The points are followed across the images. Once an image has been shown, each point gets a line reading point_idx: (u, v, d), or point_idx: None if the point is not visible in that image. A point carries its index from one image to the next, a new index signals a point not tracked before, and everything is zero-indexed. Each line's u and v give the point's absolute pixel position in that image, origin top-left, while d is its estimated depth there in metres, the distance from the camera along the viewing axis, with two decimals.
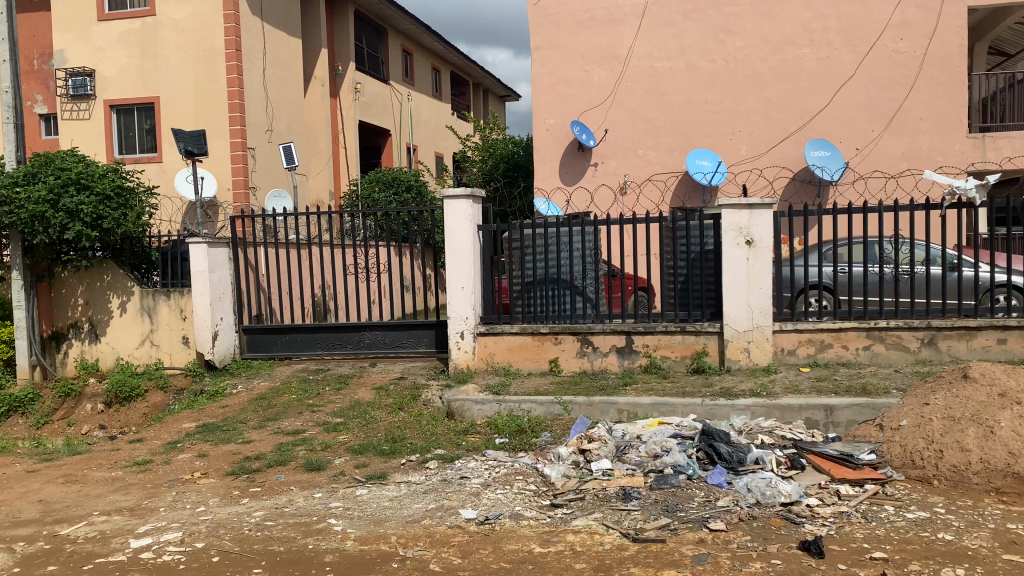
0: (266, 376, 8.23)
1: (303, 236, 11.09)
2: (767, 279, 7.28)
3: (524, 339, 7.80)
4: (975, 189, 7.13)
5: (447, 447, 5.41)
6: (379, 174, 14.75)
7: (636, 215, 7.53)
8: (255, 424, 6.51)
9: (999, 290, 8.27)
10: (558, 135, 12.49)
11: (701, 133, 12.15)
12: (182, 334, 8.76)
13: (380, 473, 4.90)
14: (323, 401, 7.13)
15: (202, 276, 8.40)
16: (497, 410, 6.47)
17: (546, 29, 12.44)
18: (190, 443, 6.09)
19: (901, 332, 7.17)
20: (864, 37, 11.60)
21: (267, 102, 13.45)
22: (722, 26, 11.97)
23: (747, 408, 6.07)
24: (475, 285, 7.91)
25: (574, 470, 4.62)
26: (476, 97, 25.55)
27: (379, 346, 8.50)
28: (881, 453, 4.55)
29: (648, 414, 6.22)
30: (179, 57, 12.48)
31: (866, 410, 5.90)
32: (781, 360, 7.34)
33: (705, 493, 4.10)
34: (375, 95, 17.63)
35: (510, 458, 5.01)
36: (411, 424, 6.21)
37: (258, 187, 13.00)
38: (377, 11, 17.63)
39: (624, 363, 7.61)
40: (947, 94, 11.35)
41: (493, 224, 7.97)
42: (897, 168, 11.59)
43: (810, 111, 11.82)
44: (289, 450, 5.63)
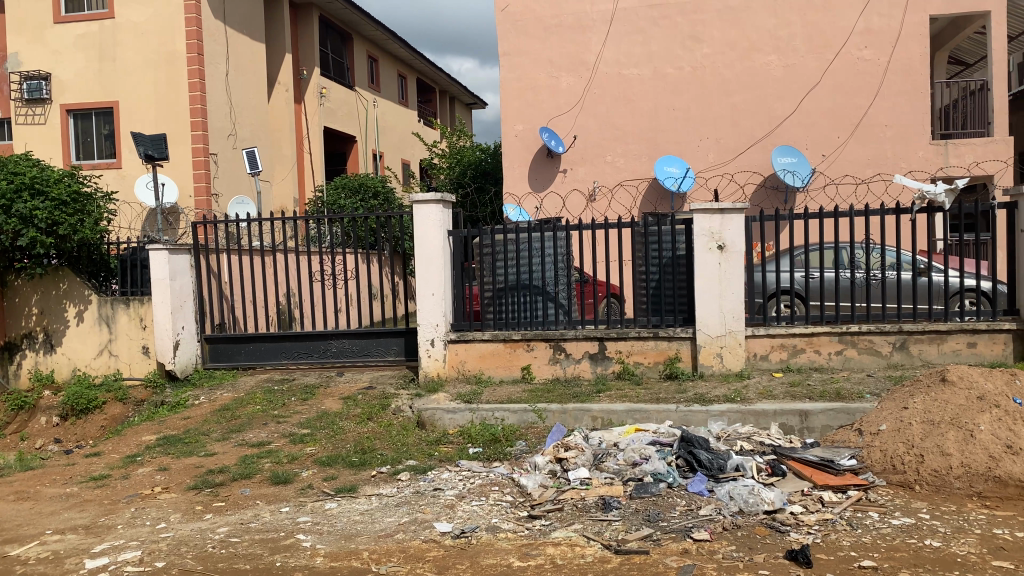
0: (229, 387, 7.99)
1: (267, 242, 10.86)
2: (738, 284, 7.22)
3: (495, 346, 7.67)
4: (945, 193, 7.09)
5: (419, 458, 5.26)
6: (345, 180, 14.54)
7: (608, 220, 7.46)
8: (218, 436, 6.30)
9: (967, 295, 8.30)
10: (526, 141, 12.41)
11: (669, 140, 12.15)
12: (143, 344, 8.48)
13: (349, 485, 4.73)
14: (289, 411, 6.93)
15: (163, 283, 8.16)
16: (469, 418, 6.34)
17: (513, 36, 12.39)
18: (149, 457, 5.86)
19: (873, 337, 7.16)
20: (830, 45, 11.68)
21: (230, 106, 13.18)
22: (689, 33, 11.99)
23: (723, 414, 6.02)
24: (445, 291, 7.77)
25: (552, 479, 4.50)
26: (442, 105, 25.44)
27: (346, 354, 8.31)
28: (862, 458, 4.49)
29: (622, 421, 6.15)
30: (138, 60, 12.19)
31: (841, 415, 5.87)
32: (754, 365, 7.30)
33: (686, 501, 4.00)
34: (340, 101, 17.42)
35: (484, 468, 4.87)
36: (381, 435, 6.04)
37: (221, 194, 12.73)
38: (343, 17, 17.45)
39: (597, 369, 7.53)
40: (911, 101, 11.46)
41: (464, 230, 7.84)
42: (863, 174, 11.67)
43: (777, 117, 11.87)
44: (254, 462, 5.43)
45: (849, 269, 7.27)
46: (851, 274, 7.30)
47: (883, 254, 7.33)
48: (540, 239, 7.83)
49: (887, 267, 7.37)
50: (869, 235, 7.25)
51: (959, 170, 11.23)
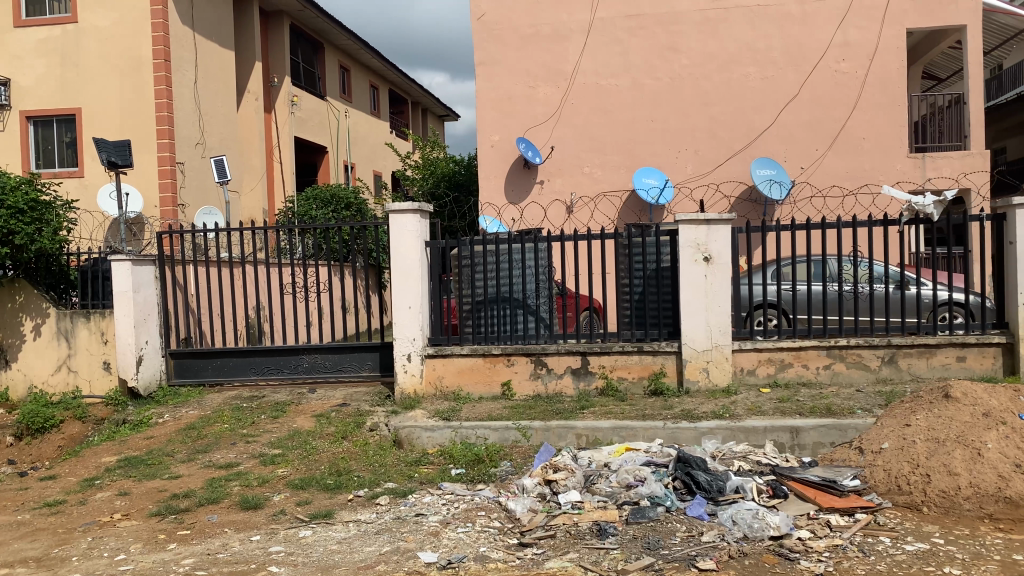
0: (195, 405, 7.63)
1: (236, 254, 10.50)
2: (725, 296, 7.04)
3: (475, 361, 7.41)
4: (933, 205, 7.08)
5: (398, 480, 4.97)
6: (316, 190, 14.22)
7: (591, 232, 7.24)
8: (183, 457, 5.95)
9: (950, 309, 8.22)
10: (503, 152, 12.20)
11: (647, 152, 12.01)
12: (103, 360, 8.09)
13: (325, 511, 4.44)
14: (258, 430, 6.59)
15: (126, 296, 7.80)
16: (450, 437, 6.08)
17: (489, 45, 12.19)
18: (109, 480, 5.50)
19: (862, 350, 7.01)
20: (807, 57, 11.63)
21: (198, 114, 12.83)
22: (667, 44, 11.89)
23: (712, 432, 5.83)
24: (423, 303, 7.49)
25: (541, 503, 4.24)
26: (414, 116, 25.20)
27: (318, 370, 8.00)
28: (864, 478, 4.28)
29: (609, 439, 5.92)
30: (103, 66, 11.80)
31: (833, 431, 5.72)
32: (741, 380, 7.11)
33: (687, 527, 3.77)
34: (311, 111, 17.12)
35: (469, 491, 4.60)
36: (357, 455, 5.75)
37: (187, 204, 12.34)
38: (314, 26, 17.15)
39: (580, 385, 7.29)
40: (889, 115, 11.44)
41: (442, 241, 7.57)
42: (842, 187, 11.62)
43: (755, 129, 11.79)
44: (222, 486, 5.11)
45: (837, 283, 7.11)
46: (839, 288, 7.14)
47: (870, 267, 7.19)
48: (521, 250, 7.59)
49: (874, 280, 7.23)
50: (857, 247, 7.10)
51: (937, 183, 11.21)
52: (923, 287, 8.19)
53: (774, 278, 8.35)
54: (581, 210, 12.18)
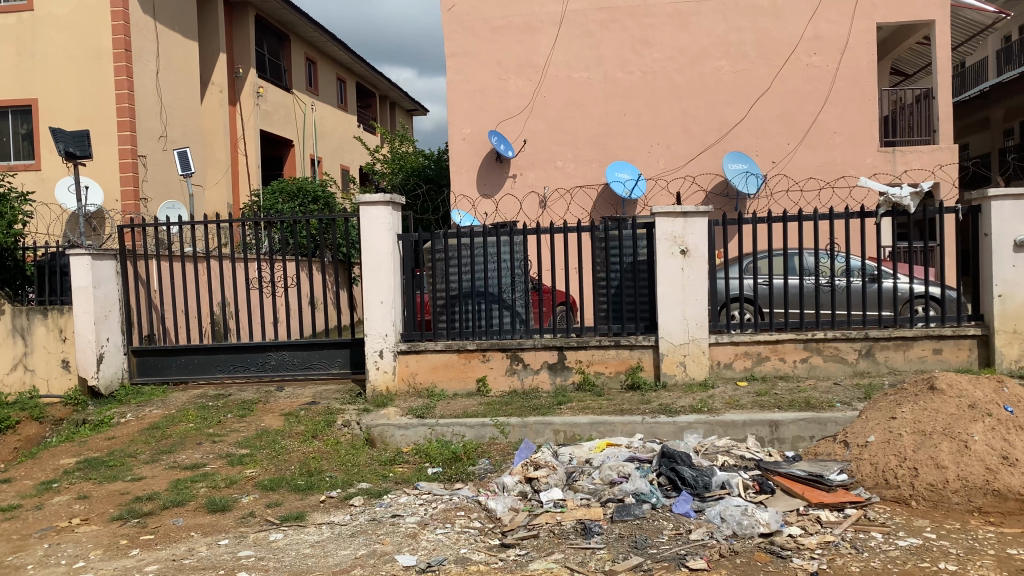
0: (159, 404, 7.37)
1: (200, 248, 10.22)
2: (702, 290, 6.95)
3: (449, 357, 7.25)
4: (910, 197, 7.01)
5: (372, 481, 4.80)
6: (282, 184, 13.94)
7: (567, 224, 7.11)
8: (146, 458, 5.71)
9: (921, 303, 8.23)
10: (474, 146, 12.03)
11: (620, 145, 11.91)
12: (62, 358, 7.80)
13: (296, 513, 4.25)
14: (225, 430, 6.37)
15: (85, 291, 7.51)
16: (425, 435, 5.93)
17: (460, 36, 12.00)
18: (67, 483, 5.25)
19: (839, 344, 6.97)
20: (779, 51, 11.61)
21: (160, 105, 12.48)
22: (639, 37, 11.80)
23: (691, 426, 5.76)
24: (395, 298, 7.31)
25: (522, 502, 4.10)
26: (383, 110, 24.94)
27: (286, 367, 7.78)
28: (851, 472, 4.21)
29: (587, 434, 5.82)
30: (60, 56, 11.42)
31: (813, 425, 5.70)
32: (717, 374, 7.03)
33: (674, 524, 3.66)
34: (277, 104, 16.80)
35: (447, 490, 4.44)
36: (328, 455, 5.56)
37: (150, 198, 12.01)
38: (280, 17, 16.82)
39: (556, 380, 7.17)
40: (859, 109, 11.46)
41: (414, 234, 7.39)
42: (815, 181, 11.62)
43: (727, 123, 11.76)
44: (187, 488, 4.89)
45: (815, 276, 7.05)
46: (817, 281, 7.08)
47: (846, 261, 7.15)
48: (495, 244, 7.45)
49: (850, 273, 7.20)
50: (833, 240, 7.05)
51: (907, 178, 11.27)
52: (895, 280, 8.20)
53: (748, 272, 8.31)
54: (557, 203, 12.04)
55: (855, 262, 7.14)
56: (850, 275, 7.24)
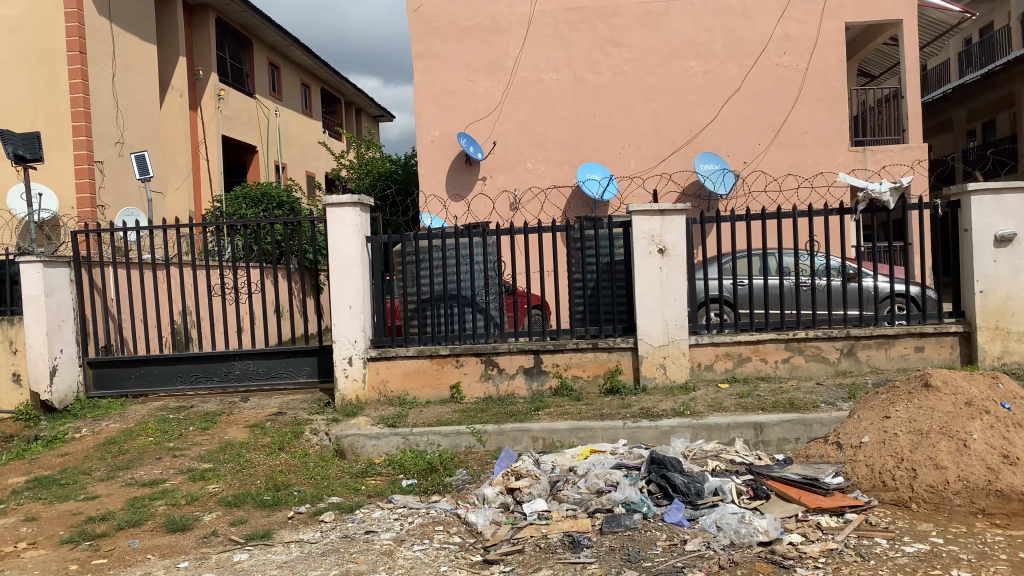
0: (116, 417, 7.01)
1: (160, 255, 9.83)
2: (681, 290, 6.77)
3: (422, 363, 7.00)
4: (889, 192, 6.90)
5: (344, 494, 4.53)
6: (245, 189, 13.58)
7: (542, 225, 6.89)
8: (101, 475, 5.37)
9: (896, 302, 8.16)
10: (443, 148, 11.79)
11: (591, 147, 11.74)
12: (13, 371, 7.42)
13: (262, 531, 3.97)
14: (186, 443, 6.05)
15: (37, 300, 7.13)
16: (398, 444, 5.69)
17: (427, 37, 11.76)
18: (15, 504, 4.90)
19: (820, 343, 6.84)
20: (749, 51, 11.53)
21: (117, 109, 12.07)
22: (608, 38, 11.65)
23: (674, 430, 5.59)
24: (365, 303, 7.03)
25: (504, 514, 3.87)
26: (348, 116, 24.56)
27: (251, 377, 7.46)
28: (847, 474, 4.04)
29: (566, 441, 5.61)
30: (11, 58, 10.97)
31: (797, 427, 5.57)
32: (698, 376, 6.85)
33: (668, 535, 3.45)
34: (239, 109, 16.41)
35: (423, 503, 4.19)
36: (296, 468, 5.27)
37: (107, 205, 11.59)
38: (241, 20, 16.44)
39: (533, 385, 6.95)
40: (829, 109, 11.43)
41: (384, 236, 7.12)
42: (793, 177, 11.51)
43: (698, 124, 11.65)
44: (145, 506, 4.58)
45: (795, 276, 6.91)
46: (796, 280, 6.95)
47: (826, 260, 7.03)
48: (468, 245, 7.21)
49: (830, 273, 7.08)
50: (813, 239, 6.91)
51: (879, 176, 11.25)
52: (870, 280, 8.13)
53: (723, 273, 8.17)
54: (530, 202, 11.83)
55: (835, 261, 7.01)
56: (829, 274, 7.12)
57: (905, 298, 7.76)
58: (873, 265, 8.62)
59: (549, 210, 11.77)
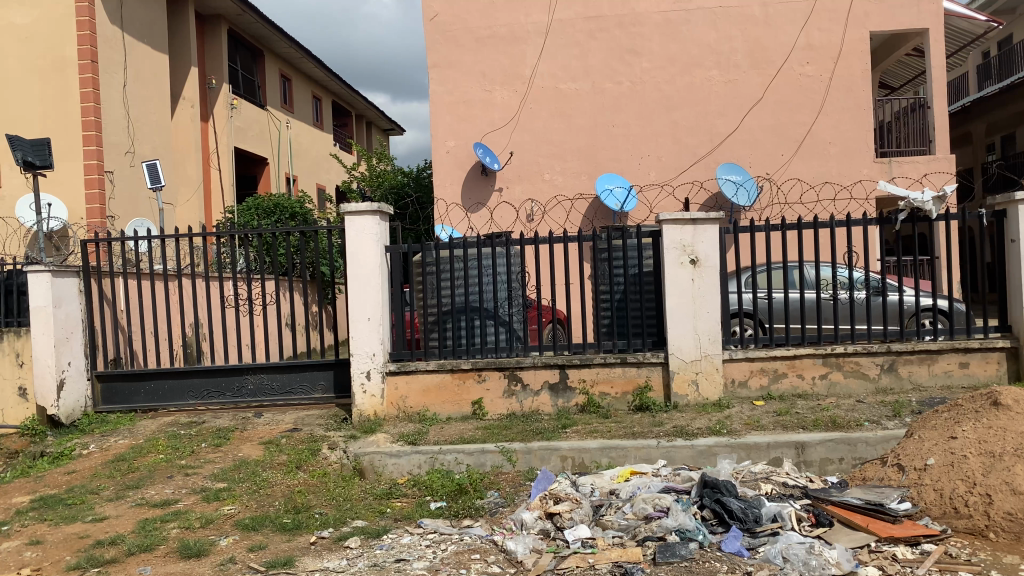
0: (125, 433, 6.75)
1: (170, 265, 9.60)
2: (714, 302, 6.49)
3: (442, 378, 6.72)
4: (933, 201, 6.58)
5: (368, 518, 4.25)
6: (258, 200, 13.37)
7: (568, 234, 6.62)
8: (110, 495, 5.09)
9: (926, 316, 7.91)
10: (459, 159, 11.54)
11: (610, 158, 11.50)
12: (19, 385, 7.16)
13: (284, 558, 3.69)
14: (199, 461, 5.77)
15: (44, 311, 6.88)
16: (418, 463, 5.43)
17: (442, 46, 11.55)
18: (19, 526, 4.63)
19: (860, 358, 6.54)
20: (771, 61, 11.29)
21: (128, 119, 11.88)
22: (627, 47, 11.43)
23: (709, 450, 5.33)
24: (384, 315, 6.76)
25: (545, 542, 3.60)
26: (358, 129, 24.39)
27: (264, 392, 7.18)
28: (913, 499, 3.74)
29: (595, 460, 5.35)
30: (20, 66, 10.78)
31: (841, 446, 5.29)
32: (732, 394, 6.56)
33: (729, 566, 3.18)
34: (251, 120, 16.24)
35: (456, 529, 3.91)
36: (316, 488, 4.98)
37: (117, 216, 11.37)
38: (253, 32, 16.30)
39: (558, 402, 6.66)
40: (854, 119, 11.16)
41: (403, 245, 6.87)
42: (831, 186, 11.23)
43: (719, 134, 11.39)
44: (157, 529, 4.30)
45: (833, 289, 6.62)
46: (833, 293, 6.67)
47: (862, 272, 6.74)
48: (489, 256, 6.95)
49: (867, 285, 6.79)
50: (851, 250, 6.64)
51: (921, 185, 10.92)
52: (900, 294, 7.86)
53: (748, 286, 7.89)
54: (555, 210, 11.58)
55: (872, 273, 6.73)
56: (865, 287, 6.84)
57: (938, 312, 7.49)
58: (901, 280, 8.35)
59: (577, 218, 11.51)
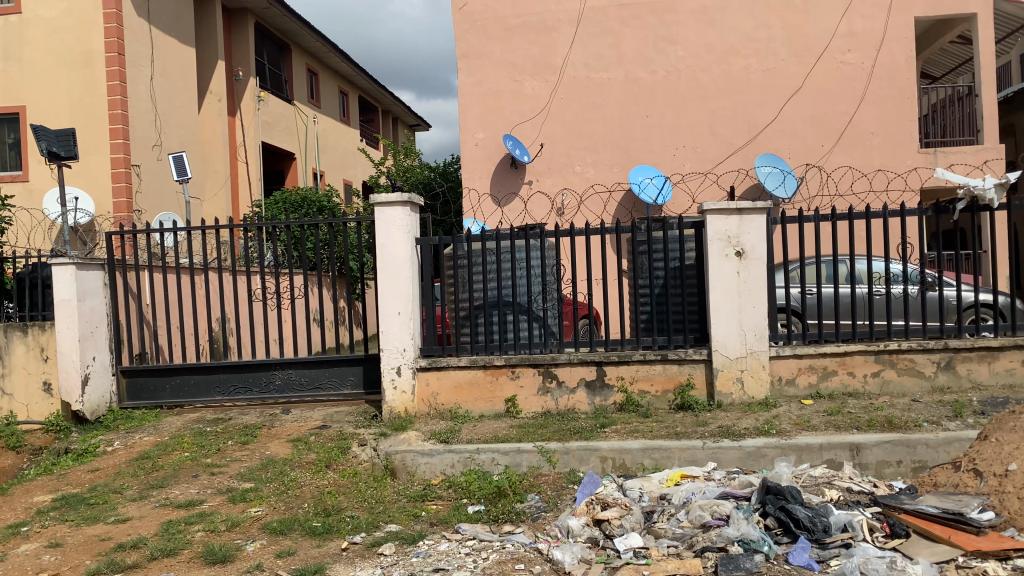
0: (150, 430, 6.58)
1: (196, 259, 9.43)
2: (760, 295, 6.18)
3: (474, 374, 6.47)
4: (994, 189, 6.14)
5: (403, 522, 4.02)
6: (285, 194, 13.21)
7: (607, 225, 6.33)
8: (133, 495, 4.90)
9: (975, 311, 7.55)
10: (488, 151, 11.25)
11: (644, 149, 11.19)
12: (44, 380, 7.02)
13: (314, 565, 3.47)
14: (225, 459, 5.57)
15: (68, 305, 6.71)
16: (451, 463, 5.19)
17: (471, 36, 11.27)
18: (39, 527, 4.45)
19: (915, 355, 6.21)
20: (811, 48, 10.92)
21: (155, 112, 11.75)
22: (662, 35, 11.11)
23: (758, 451, 5.03)
24: (415, 309, 6.52)
25: (594, 552, 3.34)
26: (385, 124, 24.19)
27: (292, 388, 6.97)
28: (996, 509, 3.45)
29: (637, 462, 5.09)
30: (48, 59, 10.69)
31: (899, 448, 4.97)
32: (780, 392, 6.26)
33: None
34: (278, 115, 16.10)
35: (496, 536, 3.66)
36: (346, 489, 4.74)
37: (143, 210, 11.26)
38: (280, 25, 16.16)
39: (596, 400, 6.39)
40: (898, 107, 10.77)
41: (434, 237, 6.63)
42: (884, 174, 10.81)
43: (757, 124, 11.04)
44: (181, 532, 4.09)
45: (886, 283, 6.29)
46: (885, 287, 6.34)
47: (916, 264, 6.40)
48: (523, 249, 6.69)
49: (920, 279, 6.45)
50: (905, 241, 6.30)
51: (982, 172, 10.57)
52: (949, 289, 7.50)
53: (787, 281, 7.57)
54: (591, 200, 11.29)
55: (926, 267, 6.41)
56: (918, 281, 6.51)
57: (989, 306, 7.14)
58: (949, 274, 7.98)
59: (616, 209, 11.19)
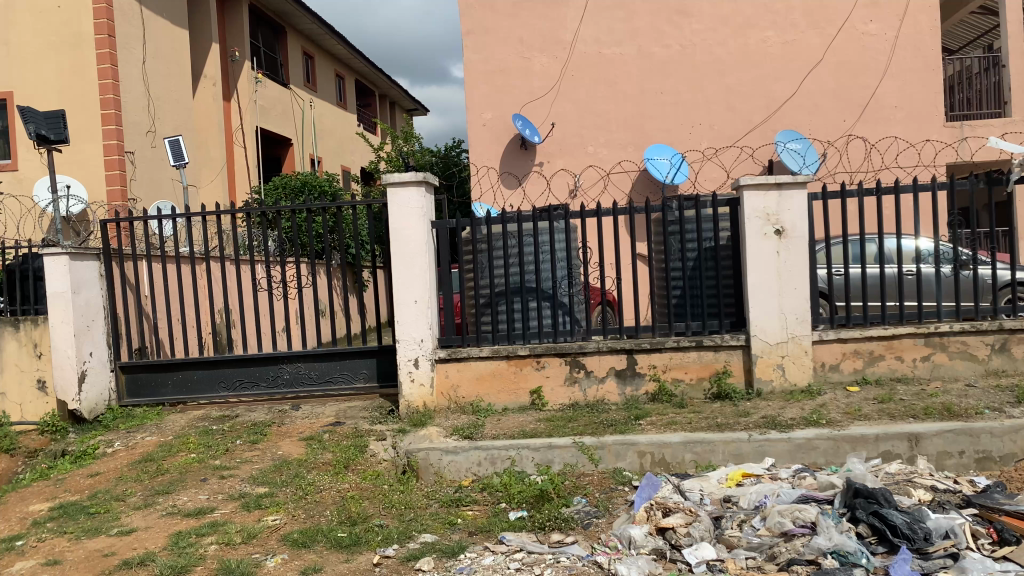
0: (152, 429, 6.18)
1: (194, 248, 9.00)
2: (802, 277, 5.80)
3: (497, 365, 6.06)
4: None
5: (437, 531, 3.65)
6: (285, 179, 12.77)
7: (637, 203, 5.91)
8: (137, 503, 4.51)
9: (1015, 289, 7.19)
10: (496, 131, 10.80)
11: (659, 128, 10.77)
12: (37, 378, 6.61)
13: None
14: (235, 461, 5.18)
15: (62, 297, 6.29)
16: (479, 462, 4.81)
17: (476, 11, 10.78)
18: (35, 541, 4.06)
19: (968, 338, 5.84)
20: (831, 19, 10.50)
21: (148, 96, 11.28)
22: (675, 8, 10.66)
23: (808, 444, 4.65)
24: (433, 297, 6.12)
25: (662, 565, 2.97)
26: (381, 108, 23.65)
27: (302, 382, 6.58)
28: None
29: (678, 458, 4.70)
30: (35, 43, 10.21)
31: (963, 438, 4.58)
32: (824, 379, 5.88)
33: None
34: (274, 100, 15.63)
35: (546, 547, 3.27)
36: (370, 493, 4.36)
37: (139, 198, 10.84)
38: (274, 7, 15.65)
39: (627, 390, 6.00)
40: (923, 80, 10.38)
41: (451, 220, 6.19)
42: (933, 144, 10.41)
43: (776, 100, 10.62)
44: (193, 545, 3.71)
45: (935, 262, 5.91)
46: (934, 266, 5.95)
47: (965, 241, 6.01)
48: (546, 231, 6.30)
49: (969, 256, 6.06)
50: (955, 217, 5.90)
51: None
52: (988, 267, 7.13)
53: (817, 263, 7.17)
54: (617, 177, 10.83)
55: (974, 244, 6.02)
56: (966, 259, 6.12)
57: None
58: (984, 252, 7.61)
59: (642, 185, 10.75)
